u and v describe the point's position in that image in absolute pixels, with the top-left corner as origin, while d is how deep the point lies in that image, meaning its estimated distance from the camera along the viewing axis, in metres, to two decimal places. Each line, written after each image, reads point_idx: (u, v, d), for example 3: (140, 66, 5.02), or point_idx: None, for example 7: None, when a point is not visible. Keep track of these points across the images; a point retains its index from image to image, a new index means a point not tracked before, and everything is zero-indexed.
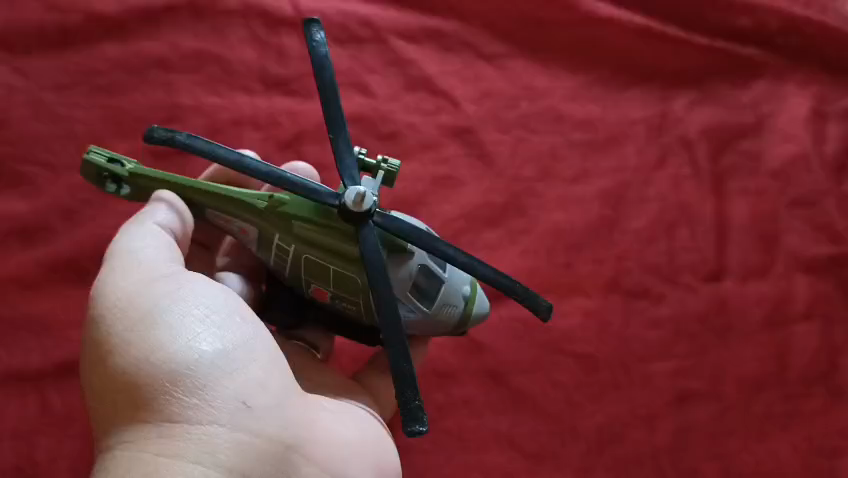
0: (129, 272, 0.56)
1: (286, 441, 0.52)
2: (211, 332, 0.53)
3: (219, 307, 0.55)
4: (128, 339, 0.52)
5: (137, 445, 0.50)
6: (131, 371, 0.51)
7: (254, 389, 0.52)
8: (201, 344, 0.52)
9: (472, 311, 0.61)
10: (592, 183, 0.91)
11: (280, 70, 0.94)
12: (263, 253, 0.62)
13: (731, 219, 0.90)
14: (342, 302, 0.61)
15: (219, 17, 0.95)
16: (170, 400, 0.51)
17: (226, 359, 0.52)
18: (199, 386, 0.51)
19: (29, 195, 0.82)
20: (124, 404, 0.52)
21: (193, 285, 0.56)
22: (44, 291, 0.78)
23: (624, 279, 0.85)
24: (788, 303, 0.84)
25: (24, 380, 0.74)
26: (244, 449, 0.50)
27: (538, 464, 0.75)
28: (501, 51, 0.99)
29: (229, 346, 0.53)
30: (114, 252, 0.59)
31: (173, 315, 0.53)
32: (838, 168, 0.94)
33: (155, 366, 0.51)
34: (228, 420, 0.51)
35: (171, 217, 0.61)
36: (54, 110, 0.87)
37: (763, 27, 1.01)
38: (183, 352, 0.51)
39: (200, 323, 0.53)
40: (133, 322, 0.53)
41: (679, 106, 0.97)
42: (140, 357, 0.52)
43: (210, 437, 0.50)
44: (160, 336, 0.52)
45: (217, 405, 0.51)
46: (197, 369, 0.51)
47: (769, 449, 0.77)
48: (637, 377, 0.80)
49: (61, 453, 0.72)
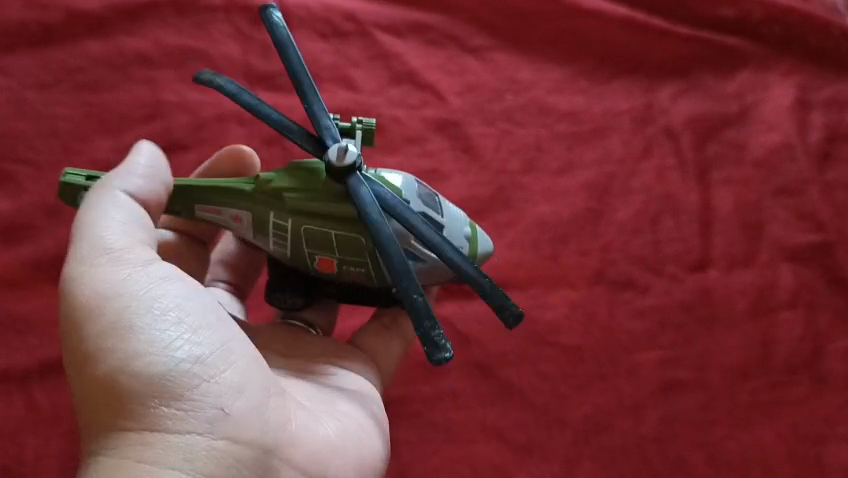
0: (101, 255, 0.56)
1: (267, 442, 0.53)
2: (186, 336, 0.54)
3: (186, 306, 0.55)
4: (102, 347, 0.52)
5: (117, 458, 0.50)
6: (110, 378, 0.51)
7: (233, 394, 0.53)
8: (178, 351, 0.53)
9: (477, 251, 0.62)
10: (578, 175, 0.92)
11: (264, 64, 0.94)
12: (262, 233, 0.61)
13: (716, 208, 0.90)
14: (354, 267, 0.59)
15: (202, 13, 0.95)
16: (148, 409, 0.51)
17: (204, 366, 0.53)
18: (177, 395, 0.51)
19: (13, 194, 0.82)
20: (101, 414, 0.52)
21: (158, 277, 0.56)
22: (29, 290, 0.78)
23: (610, 270, 0.86)
24: (772, 292, 0.85)
25: (10, 380, 0.74)
26: (223, 457, 0.51)
27: (524, 455, 0.75)
28: (486, 43, 1.00)
29: (206, 352, 0.54)
30: (79, 224, 0.58)
31: (147, 316, 0.53)
32: (823, 156, 0.94)
33: (133, 375, 0.51)
34: (207, 428, 0.51)
35: (142, 182, 0.61)
36: (36, 107, 0.87)
37: (747, 16, 1.02)
38: (157, 360, 0.52)
39: (174, 325, 0.54)
40: (105, 329, 0.53)
41: (664, 97, 0.98)
42: (118, 365, 0.52)
43: (190, 444, 0.50)
44: (135, 343, 0.52)
45: (194, 413, 0.51)
46: (172, 376, 0.52)
47: (756, 437, 0.77)
48: (624, 368, 0.80)
49: (47, 451, 0.71)
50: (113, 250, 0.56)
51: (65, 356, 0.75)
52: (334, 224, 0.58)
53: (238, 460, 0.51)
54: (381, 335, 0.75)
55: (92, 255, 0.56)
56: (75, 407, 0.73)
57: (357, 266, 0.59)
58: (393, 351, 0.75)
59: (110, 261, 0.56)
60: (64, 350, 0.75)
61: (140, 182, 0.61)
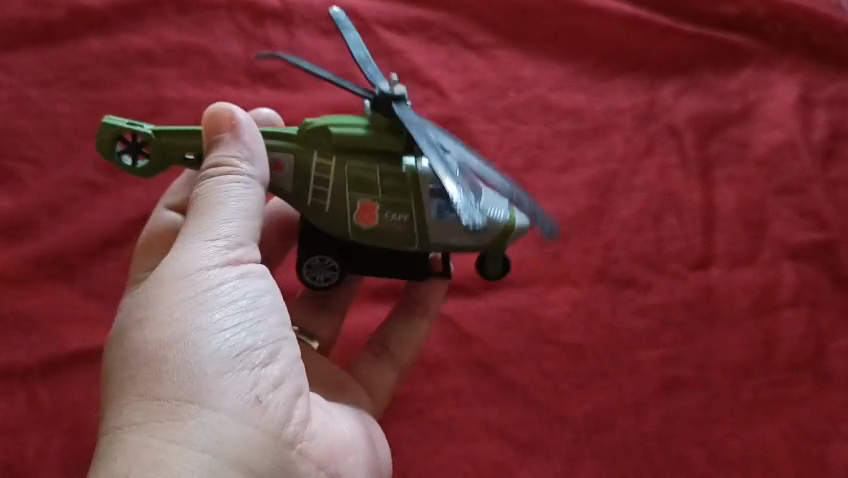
0: (193, 232, 0.56)
1: (288, 438, 0.54)
2: (245, 324, 0.55)
3: (257, 300, 0.57)
4: (164, 316, 0.53)
5: (146, 430, 0.50)
6: (165, 345, 0.52)
7: (269, 387, 0.55)
8: (236, 337, 0.54)
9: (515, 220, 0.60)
10: (580, 172, 0.91)
11: (266, 62, 0.94)
12: (300, 183, 0.58)
13: (719, 206, 0.90)
14: (395, 214, 0.57)
15: (204, 11, 0.95)
16: (193, 382, 0.51)
17: (254, 355, 0.55)
18: (225, 375, 0.52)
19: (14, 191, 0.82)
20: (141, 381, 0.51)
21: (241, 268, 0.57)
22: (31, 287, 0.78)
23: (612, 267, 0.85)
24: (775, 290, 0.84)
25: (12, 377, 0.74)
26: (249, 444, 0.51)
27: (526, 452, 0.75)
28: (487, 41, 1.00)
29: (259, 343, 0.55)
30: (197, 197, 0.57)
31: (213, 297, 0.54)
32: (826, 154, 0.94)
33: (189, 349, 0.52)
34: (243, 412, 0.52)
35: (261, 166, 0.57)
36: (37, 104, 0.87)
37: (749, 13, 1.02)
38: (214, 340, 0.53)
39: (235, 312, 0.55)
40: (174, 300, 0.54)
41: (666, 94, 0.98)
42: (176, 335, 0.53)
43: (222, 427, 0.51)
44: (200, 320, 0.53)
45: (234, 396, 0.52)
46: (224, 358, 0.53)
47: (758, 435, 0.76)
48: (626, 366, 0.80)
49: (49, 449, 0.71)
50: (215, 231, 0.56)
51: (67, 353, 0.75)
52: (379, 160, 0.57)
53: (261, 450, 0.52)
54: (376, 365, 0.77)
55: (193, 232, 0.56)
56: (76, 404, 0.73)
57: (400, 211, 0.57)
58: (386, 379, 0.77)
59: (193, 239, 0.56)
60: (66, 347, 0.76)
61: (262, 167, 0.57)
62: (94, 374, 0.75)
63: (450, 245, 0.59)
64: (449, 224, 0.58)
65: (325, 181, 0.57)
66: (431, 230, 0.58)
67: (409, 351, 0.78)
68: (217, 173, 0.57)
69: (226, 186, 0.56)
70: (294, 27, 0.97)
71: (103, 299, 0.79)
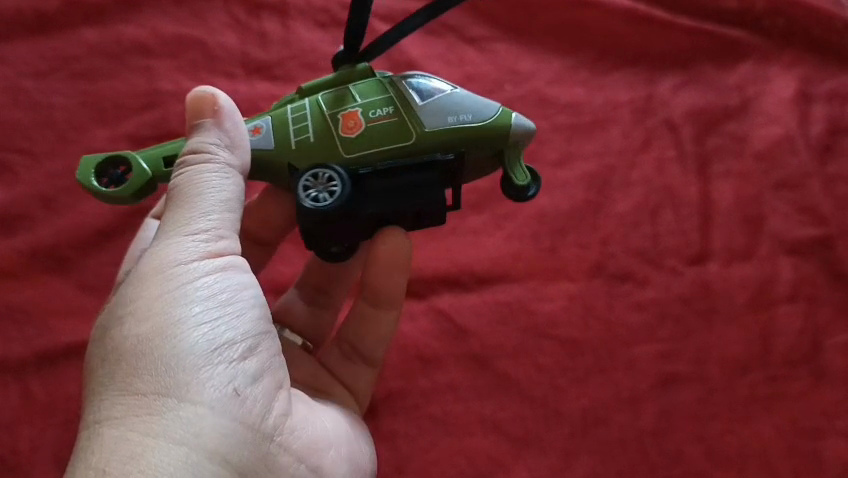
0: (171, 223, 0.55)
1: (266, 431, 0.54)
2: (224, 319, 0.54)
3: (237, 294, 0.56)
4: (143, 309, 0.52)
5: (125, 424, 0.49)
6: (141, 341, 0.51)
7: (247, 380, 0.54)
8: (213, 330, 0.53)
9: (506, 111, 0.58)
10: (577, 167, 0.91)
11: (262, 54, 0.93)
12: (280, 129, 0.58)
13: (716, 201, 0.90)
14: (379, 110, 0.57)
15: (199, 2, 0.95)
16: (169, 376, 0.51)
17: (232, 349, 0.54)
18: (201, 369, 0.52)
19: (8, 183, 0.81)
20: (118, 375, 0.51)
21: (219, 259, 0.56)
22: (26, 280, 0.78)
23: (609, 262, 0.85)
24: (772, 285, 0.84)
25: (6, 370, 0.73)
26: (227, 436, 0.51)
27: (522, 447, 0.75)
28: (485, 35, 1.00)
29: (238, 337, 0.55)
30: (173, 187, 0.56)
31: (192, 290, 0.54)
32: (824, 150, 0.93)
33: (167, 342, 0.51)
34: (220, 406, 0.52)
35: (239, 155, 0.57)
36: (33, 96, 0.86)
37: (749, 7, 1.01)
38: (192, 333, 0.52)
39: (214, 305, 0.54)
40: (152, 294, 0.53)
41: (664, 89, 0.98)
42: (153, 329, 0.52)
43: (200, 420, 0.50)
44: (178, 313, 0.52)
45: (213, 390, 0.52)
46: (200, 352, 0.52)
47: (753, 432, 0.76)
48: (621, 361, 0.79)
49: (45, 442, 0.71)
50: (194, 224, 0.55)
51: (60, 347, 0.75)
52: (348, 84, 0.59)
53: (238, 444, 0.51)
54: (351, 364, 0.74)
55: (174, 225, 0.55)
56: (71, 398, 0.73)
57: (383, 106, 0.57)
58: (363, 379, 0.74)
59: (172, 231, 0.55)
60: (60, 340, 0.75)
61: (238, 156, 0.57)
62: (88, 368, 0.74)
63: (450, 128, 0.56)
64: (438, 105, 0.57)
65: (305, 106, 0.58)
66: (421, 117, 0.56)
67: (377, 350, 0.73)
68: (195, 163, 0.56)
69: (206, 175, 0.55)
70: (289, 17, 0.96)
71: (97, 291, 0.78)
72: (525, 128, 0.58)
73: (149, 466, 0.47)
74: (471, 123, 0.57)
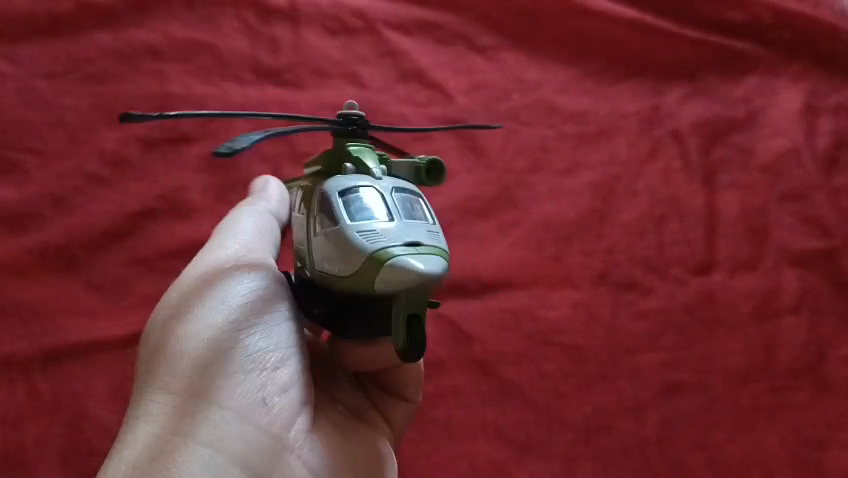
0: (216, 245, 0.62)
1: (288, 443, 0.54)
2: (258, 326, 0.56)
3: (274, 303, 0.58)
4: (184, 313, 0.56)
5: (157, 420, 0.51)
6: (180, 341, 0.54)
7: (276, 390, 0.55)
8: (247, 338, 0.55)
9: (374, 254, 0.49)
10: (582, 175, 0.92)
11: (272, 60, 0.94)
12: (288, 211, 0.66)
13: (720, 210, 0.90)
14: (302, 231, 0.58)
15: (211, 7, 0.96)
16: (201, 378, 0.52)
17: (263, 357, 0.55)
18: (232, 374, 0.53)
19: (17, 182, 0.82)
20: (156, 375, 0.53)
21: (257, 271, 0.60)
22: (33, 279, 0.78)
23: (613, 271, 0.85)
24: (775, 296, 0.84)
25: (12, 365, 0.73)
26: (249, 443, 0.52)
27: (524, 453, 0.75)
28: (493, 44, 1.01)
29: (270, 346, 0.56)
30: (221, 227, 0.66)
31: (228, 297, 0.56)
32: (829, 162, 0.93)
33: (201, 346, 0.54)
34: (247, 412, 0.53)
35: (276, 208, 0.70)
36: (44, 96, 0.87)
37: (755, 21, 1.03)
38: (227, 338, 0.54)
39: (250, 311, 0.56)
40: (194, 300, 0.57)
41: (671, 100, 0.98)
42: (192, 332, 0.54)
43: (226, 424, 0.51)
44: (214, 318, 0.55)
45: (241, 396, 0.53)
46: (233, 357, 0.54)
47: (756, 441, 0.76)
48: (624, 369, 0.80)
49: (48, 439, 0.71)
50: (237, 245, 0.62)
51: (68, 345, 0.75)
52: (312, 177, 0.61)
53: (261, 451, 0.52)
54: (391, 398, 0.70)
55: (222, 246, 0.62)
56: (75, 396, 0.73)
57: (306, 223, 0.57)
58: (403, 413, 0.69)
59: (214, 249, 0.62)
60: (68, 338, 0.75)
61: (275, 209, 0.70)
62: (95, 367, 0.75)
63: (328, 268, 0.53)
64: (326, 237, 0.53)
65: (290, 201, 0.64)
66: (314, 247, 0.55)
67: (416, 388, 0.70)
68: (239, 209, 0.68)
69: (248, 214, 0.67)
70: (300, 25, 0.97)
71: (105, 292, 0.79)
72: (395, 272, 0.48)
73: (175, 462, 0.48)
74: (337, 270, 0.52)
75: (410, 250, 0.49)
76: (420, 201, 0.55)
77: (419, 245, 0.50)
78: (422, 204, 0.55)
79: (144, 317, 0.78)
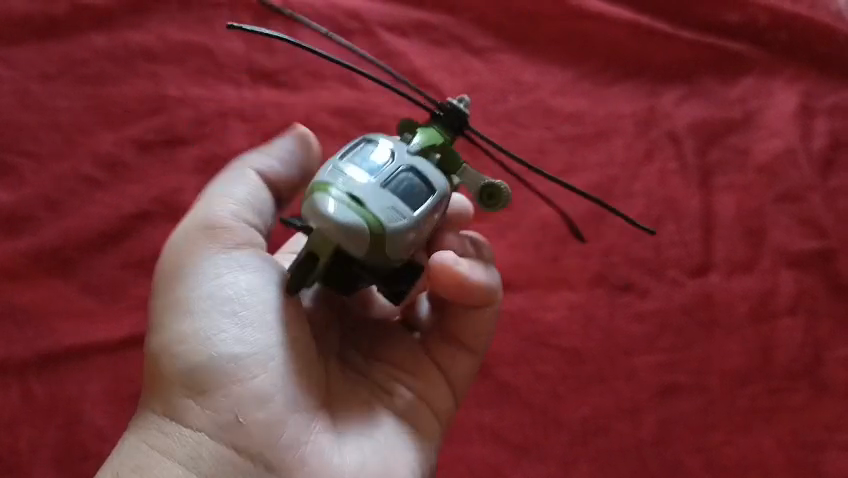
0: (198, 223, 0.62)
1: (267, 456, 0.55)
2: (230, 332, 0.57)
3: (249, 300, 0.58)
4: (160, 321, 0.58)
5: (142, 435, 0.56)
6: (157, 354, 0.57)
7: (251, 402, 0.55)
8: (218, 347, 0.56)
9: (315, 185, 0.53)
10: (579, 176, 0.92)
11: (268, 60, 0.94)
12: None
13: (716, 212, 0.90)
14: None
15: (206, 9, 0.95)
16: (175, 395, 0.56)
17: (236, 366, 0.56)
18: (203, 388, 0.55)
19: (13, 185, 0.82)
20: (145, 387, 0.58)
21: (231, 264, 0.59)
22: (27, 282, 0.78)
23: (610, 272, 0.85)
24: (772, 298, 0.84)
25: (7, 370, 0.74)
26: (221, 460, 0.54)
27: (521, 454, 0.75)
28: (490, 45, 1.01)
29: (245, 352, 0.56)
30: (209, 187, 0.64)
31: (199, 302, 0.57)
32: (825, 164, 0.93)
33: (174, 358, 0.56)
34: (219, 428, 0.55)
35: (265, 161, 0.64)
36: (39, 99, 0.87)
37: (753, 21, 1.02)
38: (196, 349, 0.56)
39: (223, 315, 0.57)
40: (169, 304, 0.58)
41: (667, 101, 0.98)
42: (165, 344, 0.57)
43: (198, 442, 0.55)
44: (185, 329, 0.57)
45: (212, 413, 0.55)
46: (203, 369, 0.56)
47: (753, 443, 0.76)
48: (622, 370, 0.80)
49: (42, 442, 0.71)
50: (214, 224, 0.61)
51: (63, 348, 0.75)
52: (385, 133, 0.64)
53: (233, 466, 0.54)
54: (450, 350, 0.69)
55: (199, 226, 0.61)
56: (71, 400, 0.73)
57: None
58: (467, 365, 0.69)
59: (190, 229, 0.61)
60: (62, 342, 0.75)
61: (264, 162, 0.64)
62: (91, 371, 0.75)
63: None
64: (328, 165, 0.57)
65: None
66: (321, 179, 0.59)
67: (478, 339, 0.68)
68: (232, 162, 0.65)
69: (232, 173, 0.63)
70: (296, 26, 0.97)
71: (100, 295, 0.79)
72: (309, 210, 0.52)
73: None
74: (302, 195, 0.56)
75: (343, 199, 0.51)
76: (420, 182, 0.54)
77: (358, 200, 0.51)
78: (421, 186, 0.54)
79: (141, 318, 0.78)
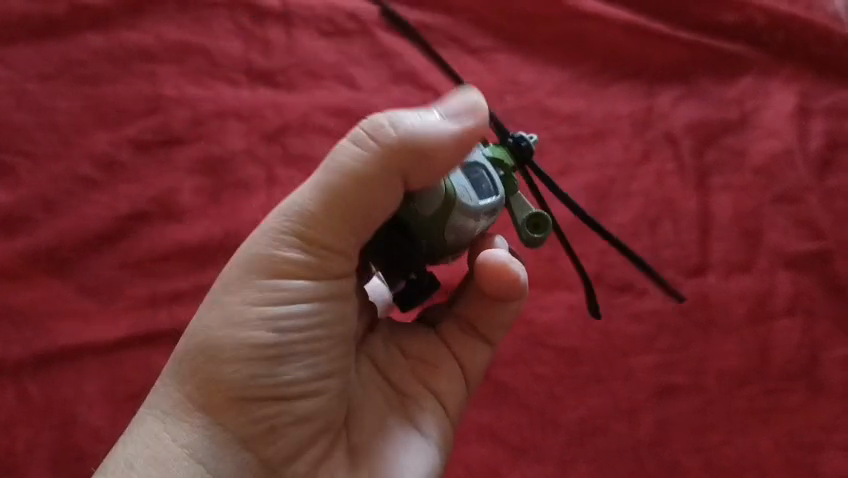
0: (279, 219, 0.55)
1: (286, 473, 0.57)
2: (295, 359, 0.55)
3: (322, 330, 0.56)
4: (228, 318, 0.55)
5: (166, 421, 0.56)
6: (212, 354, 0.54)
7: (291, 424, 0.56)
8: (277, 369, 0.55)
9: None
10: (576, 177, 0.92)
11: (264, 61, 0.94)
12: None
13: (713, 212, 0.90)
14: None
15: (204, 8, 0.95)
16: (216, 398, 0.55)
17: (290, 389, 0.55)
18: (250, 401, 0.55)
19: (10, 186, 0.82)
20: (181, 371, 0.56)
21: (308, 283, 0.55)
22: (25, 283, 0.78)
23: (607, 273, 0.85)
24: (770, 298, 0.84)
25: (4, 370, 0.74)
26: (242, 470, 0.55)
27: (519, 455, 0.75)
28: (487, 45, 1.01)
29: (303, 379, 0.56)
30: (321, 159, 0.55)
31: (274, 315, 0.54)
32: (822, 165, 0.93)
33: (231, 365, 0.54)
34: (250, 442, 0.55)
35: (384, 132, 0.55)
36: (36, 99, 0.87)
37: (750, 22, 1.02)
38: (257, 366, 0.54)
39: (293, 338, 0.55)
40: (242, 304, 0.54)
41: (664, 101, 0.98)
42: (226, 347, 0.54)
43: (224, 449, 0.55)
44: (253, 342, 0.54)
45: (249, 426, 0.55)
46: (257, 385, 0.54)
47: (750, 443, 0.76)
48: (619, 370, 0.80)
49: (38, 443, 0.71)
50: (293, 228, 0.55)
51: (60, 348, 0.75)
52: None
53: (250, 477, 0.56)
54: (466, 338, 0.67)
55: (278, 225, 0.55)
56: (67, 400, 0.73)
57: None
58: (480, 356, 0.67)
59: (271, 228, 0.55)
60: (59, 342, 0.75)
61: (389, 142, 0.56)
62: (86, 372, 0.75)
63: None
64: None
65: None
66: None
67: (498, 331, 0.67)
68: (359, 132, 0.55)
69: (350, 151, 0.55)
70: (293, 26, 0.96)
71: (97, 294, 0.79)
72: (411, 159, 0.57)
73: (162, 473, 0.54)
74: None
75: None
76: (491, 181, 0.59)
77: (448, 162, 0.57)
78: (491, 185, 0.59)
79: (134, 318, 0.77)
